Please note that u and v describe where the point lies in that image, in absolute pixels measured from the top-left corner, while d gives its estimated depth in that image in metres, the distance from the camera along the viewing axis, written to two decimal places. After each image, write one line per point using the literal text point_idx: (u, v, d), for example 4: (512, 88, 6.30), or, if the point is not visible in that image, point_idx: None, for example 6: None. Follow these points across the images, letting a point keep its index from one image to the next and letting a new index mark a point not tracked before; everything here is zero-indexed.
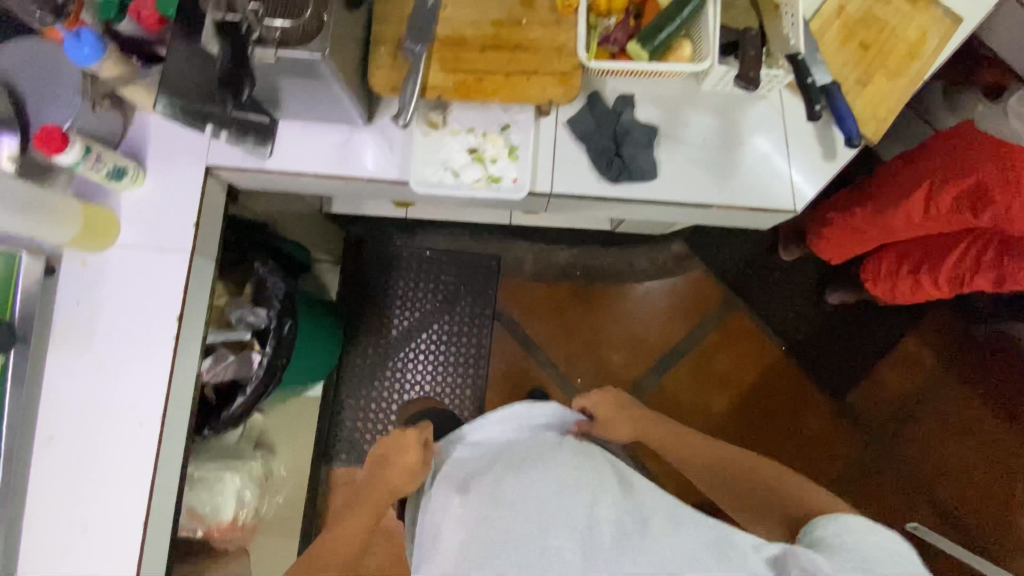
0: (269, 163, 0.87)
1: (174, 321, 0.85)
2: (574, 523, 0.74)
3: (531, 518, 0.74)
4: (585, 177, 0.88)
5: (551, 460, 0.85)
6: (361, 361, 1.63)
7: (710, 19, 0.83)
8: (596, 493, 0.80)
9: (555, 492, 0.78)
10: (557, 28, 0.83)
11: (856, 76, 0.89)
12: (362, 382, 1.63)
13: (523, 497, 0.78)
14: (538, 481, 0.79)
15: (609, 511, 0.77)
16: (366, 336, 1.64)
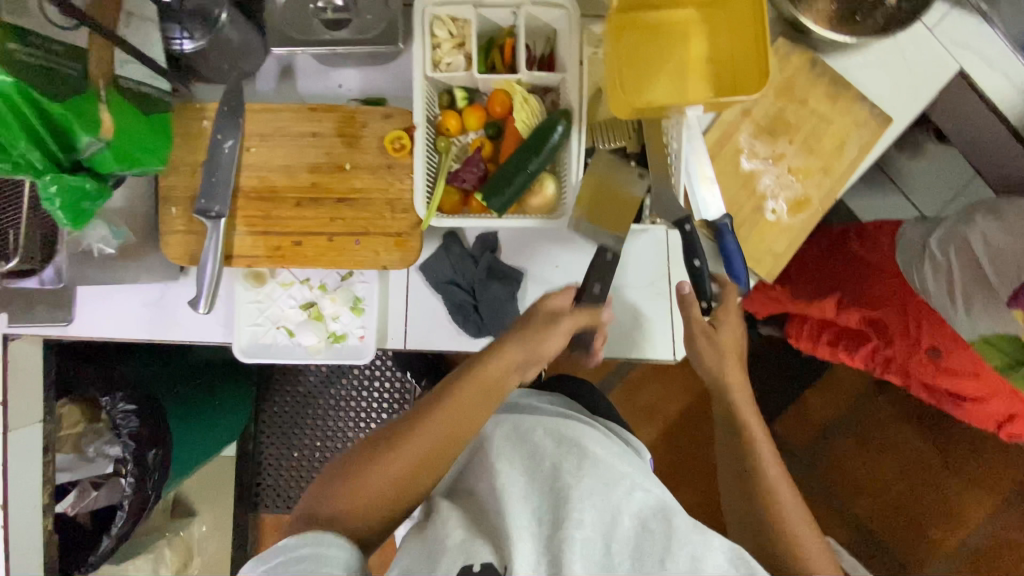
0: (71, 330, 0.74)
1: (0, 512, 0.79)
2: (587, 502, 0.49)
3: (512, 456, 0.56)
4: (440, 330, 0.78)
5: (574, 440, 0.58)
6: (279, 411, 1.44)
7: (573, 157, 0.69)
8: (610, 474, 0.53)
9: (575, 484, 0.51)
10: (389, 175, 0.68)
11: (755, 201, 0.77)
12: (277, 437, 1.45)
13: (525, 463, 0.55)
14: (531, 439, 0.58)
15: (627, 487, 0.52)
16: (281, 386, 1.44)
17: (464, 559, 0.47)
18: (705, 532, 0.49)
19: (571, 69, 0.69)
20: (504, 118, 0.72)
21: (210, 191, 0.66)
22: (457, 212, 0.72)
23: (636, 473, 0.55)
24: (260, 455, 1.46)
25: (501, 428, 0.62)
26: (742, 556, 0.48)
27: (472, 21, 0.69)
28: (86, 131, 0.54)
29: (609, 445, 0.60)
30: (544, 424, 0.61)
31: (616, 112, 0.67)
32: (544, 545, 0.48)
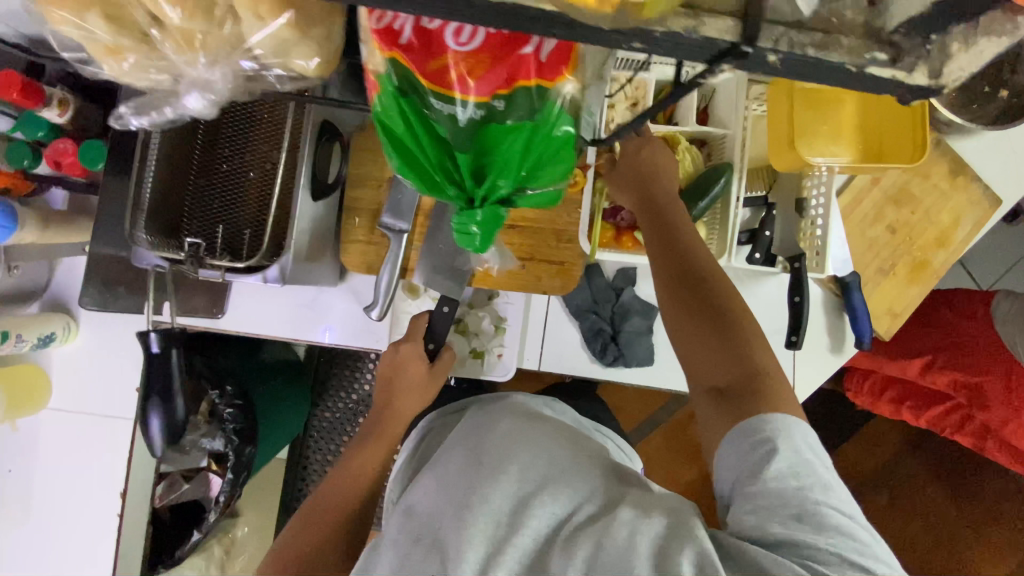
0: (223, 323, 0.76)
1: (117, 500, 0.77)
2: (492, 515, 0.50)
3: (472, 460, 0.57)
4: (575, 356, 0.81)
5: (533, 448, 0.57)
6: (329, 417, 1.35)
7: (731, 208, 0.73)
8: (568, 482, 0.53)
9: (518, 494, 0.52)
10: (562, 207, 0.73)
11: (877, 264, 0.83)
12: (331, 446, 1.36)
13: (471, 472, 0.56)
14: (497, 445, 0.58)
15: (578, 498, 0.51)
16: (334, 393, 1.34)
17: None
18: (644, 522, 0.46)
19: (736, 126, 0.73)
20: None
21: (397, 209, 0.67)
22: (609, 246, 0.76)
23: (590, 479, 0.54)
24: (306, 460, 1.37)
25: (468, 438, 0.62)
26: (687, 524, 0.46)
27: (641, 78, 0.72)
28: (546, 175, 0.43)
29: (582, 453, 0.59)
30: (509, 429, 0.61)
31: (777, 166, 0.75)
32: (484, 550, 0.48)
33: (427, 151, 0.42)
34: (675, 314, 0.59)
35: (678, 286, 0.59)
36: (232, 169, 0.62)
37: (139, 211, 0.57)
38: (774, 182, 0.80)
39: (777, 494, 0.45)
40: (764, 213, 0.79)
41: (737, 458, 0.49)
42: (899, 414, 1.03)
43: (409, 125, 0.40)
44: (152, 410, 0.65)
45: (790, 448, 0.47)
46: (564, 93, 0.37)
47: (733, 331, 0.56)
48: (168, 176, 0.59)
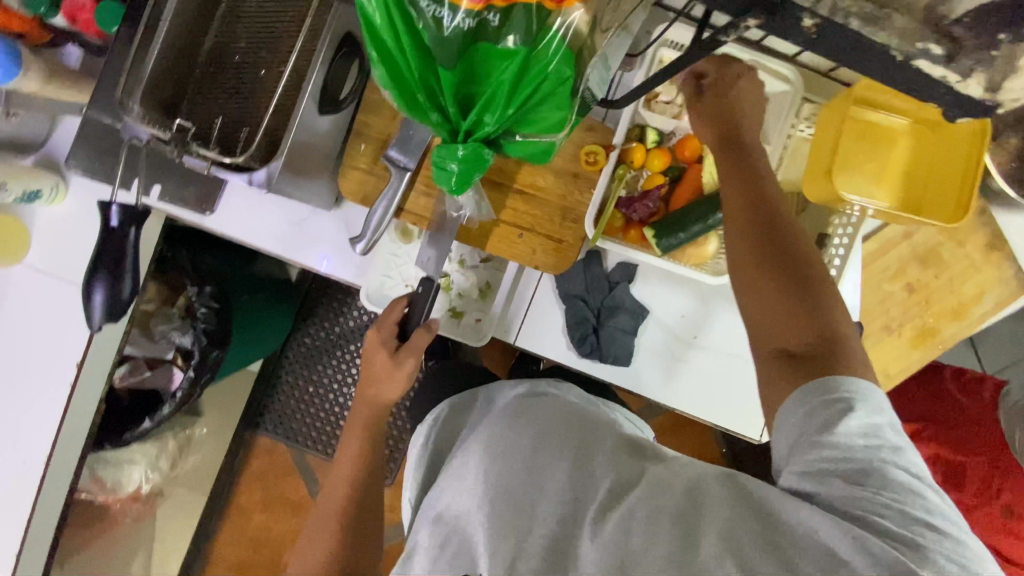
0: (210, 221, 0.74)
1: (74, 369, 0.77)
2: (510, 499, 0.53)
3: (489, 447, 0.58)
4: (554, 339, 0.78)
5: (545, 421, 0.59)
6: (309, 343, 1.33)
7: None
8: (583, 457, 0.54)
9: (534, 470, 0.54)
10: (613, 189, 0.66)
11: (885, 320, 0.79)
12: (302, 372, 1.34)
13: (498, 451, 0.57)
14: (516, 430, 0.59)
15: (595, 471, 0.52)
16: (318, 321, 1.32)
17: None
18: (665, 504, 0.46)
19: (777, 143, 0.69)
20: (690, 164, 0.73)
21: (405, 144, 0.65)
22: (614, 236, 0.73)
23: (604, 456, 0.54)
24: (277, 380, 1.35)
25: (489, 420, 0.63)
26: (700, 506, 0.45)
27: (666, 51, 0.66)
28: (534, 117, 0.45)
29: (592, 426, 0.59)
30: (527, 411, 0.61)
31: (808, 196, 0.69)
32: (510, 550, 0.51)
33: (414, 70, 0.42)
34: (754, 265, 0.52)
35: (759, 229, 0.53)
36: (242, 62, 0.59)
37: (136, 80, 0.54)
38: (803, 210, 0.73)
39: (842, 455, 0.41)
40: None
41: (801, 421, 0.44)
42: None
43: (395, 37, 0.41)
44: (97, 284, 0.63)
45: (867, 410, 0.42)
46: (569, 20, 0.39)
47: (811, 288, 0.50)
48: (174, 51, 0.56)
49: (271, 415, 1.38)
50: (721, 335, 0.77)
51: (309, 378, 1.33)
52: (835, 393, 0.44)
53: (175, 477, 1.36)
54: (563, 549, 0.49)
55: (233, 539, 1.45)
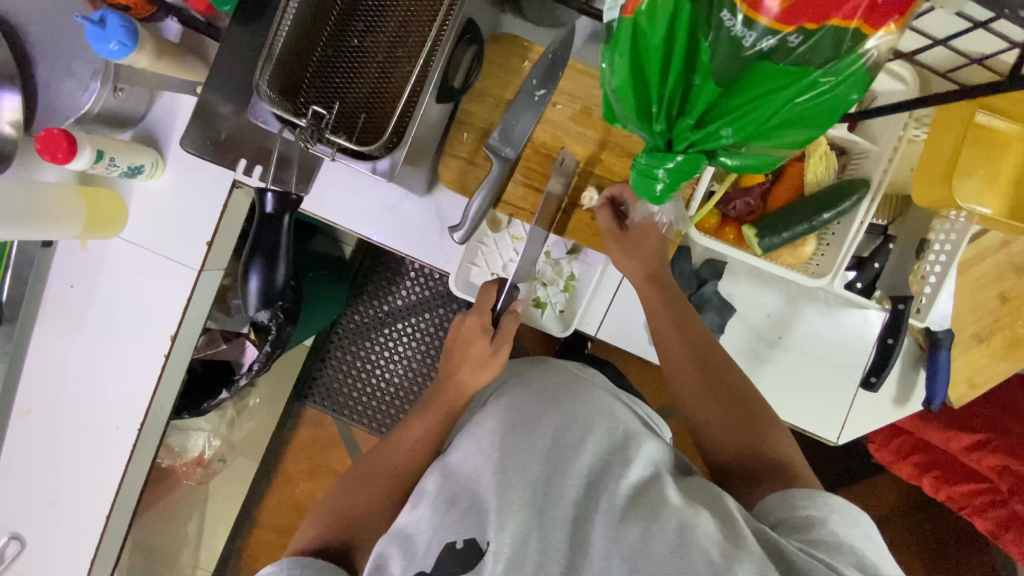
0: (304, 203, 0.75)
1: (166, 342, 0.79)
2: (530, 481, 0.52)
3: (511, 421, 0.59)
4: (635, 333, 0.78)
5: (571, 405, 0.60)
6: (359, 319, 1.32)
7: (851, 229, 0.68)
8: (606, 451, 0.55)
9: (556, 456, 0.54)
10: (630, 249, 0.67)
11: (974, 329, 0.77)
12: (349, 350, 1.33)
13: (523, 434, 0.57)
14: (540, 409, 0.59)
15: (618, 463, 0.54)
16: (368, 298, 1.31)
17: (450, 535, 0.52)
18: (692, 510, 0.48)
19: (887, 145, 0.68)
20: (790, 162, 0.72)
21: (507, 133, 0.65)
22: (708, 233, 0.72)
23: (630, 450, 0.56)
24: (326, 353, 1.35)
25: (511, 394, 0.64)
26: (733, 525, 0.47)
27: None
28: (777, 138, 0.43)
29: (620, 420, 0.60)
30: (554, 391, 0.63)
31: (917, 200, 0.69)
32: (524, 522, 0.50)
33: (670, 71, 0.42)
34: (708, 410, 0.64)
35: (706, 377, 0.64)
36: (360, 47, 0.59)
37: (267, 63, 0.54)
38: (900, 215, 0.74)
39: (831, 549, 0.46)
40: (878, 244, 0.75)
41: (779, 514, 0.51)
42: (916, 480, 1.00)
43: (666, 43, 0.42)
44: (252, 269, 0.62)
45: (843, 518, 0.48)
46: (875, 47, 0.39)
47: (754, 425, 0.62)
48: (297, 35, 0.55)
49: (315, 390, 1.37)
50: (804, 335, 0.77)
51: (357, 356, 1.33)
52: (808, 497, 0.51)
53: (232, 444, 1.40)
54: (578, 537, 0.49)
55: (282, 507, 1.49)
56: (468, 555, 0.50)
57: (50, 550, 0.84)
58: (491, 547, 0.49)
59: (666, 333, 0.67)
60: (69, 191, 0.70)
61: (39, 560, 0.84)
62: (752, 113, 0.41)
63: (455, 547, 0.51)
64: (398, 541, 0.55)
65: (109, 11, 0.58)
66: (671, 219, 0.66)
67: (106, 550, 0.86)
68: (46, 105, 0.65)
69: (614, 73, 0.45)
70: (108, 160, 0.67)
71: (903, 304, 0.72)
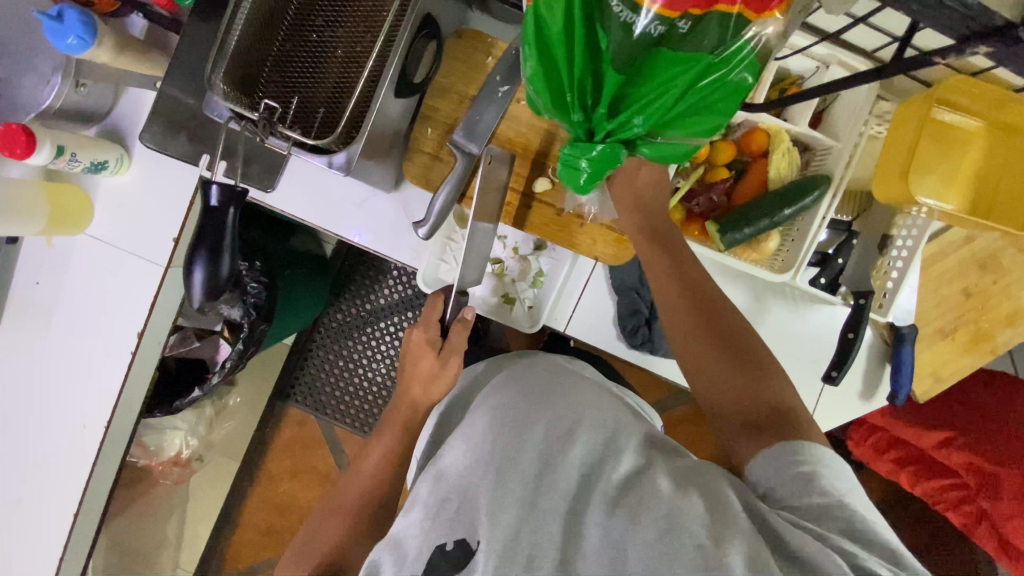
0: (271, 199, 0.75)
1: (134, 338, 0.78)
2: (522, 475, 0.51)
3: (500, 415, 0.57)
4: (604, 329, 0.79)
5: (563, 400, 0.59)
6: (340, 318, 1.32)
7: (813, 225, 0.69)
8: (597, 440, 0.55)
9: (548, 448, 0.53)
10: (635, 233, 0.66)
11: (939, 324, 0.78)
12: (331, 349, 1.33)
13: (514, 428, 0.56)
14: (530, 404, 0.59)
15: (611, 452, 0.53)
16: (350, 297, 1.31)
17: (439, 536, 0.50)
18: (683, 495, 0.46)
19: (848, 141, 0.68)
20: (755, 158, 0.73)
21: (469, 129, 0.65)
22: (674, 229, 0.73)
23: (624, 440, 0.55)
24: (309, 351, 1.34)
25: (500, 389, 0.63)
26: (722, 502, 0.45)
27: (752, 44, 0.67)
28: (685, 125, 0.47)
29: (612, 412, 0.59)
30: (544, 385, 0.62)
31: (879, 196, 0.69)
32: (516, 516, 0.49)
33: (576, 62, 0.44)
34: (703, 349, 0.58)
35: (704, 321, 0.59)
36: (319, 41, 0.59)
37: (220, 58, 0.54)
38: (864, 211, 0.75)
39: (819, 513, 0.43)
40: (842, 239, 0.75)
41: (771, 475, 0.48)
42: (894, 475, 1.02)
43: (568, 36, 0.43)
44: (196, 261, 0.59)
45: (834, 474, 0.45)
46: (763, 31, 0.40)
47: (753, 372, 0.55)
48: (255, 29, 0.55)
49: (297, 389, 1.38)
50: (770, 331, 0.77)
51: (339, 355, 1.33)
52: (798, 451, 0.47)
53: (210, 443, 1.39)
54: (570, 533, 0.48)
55: (262, 506, 1.48)
56: (458, 555, 0.49)
57: (16, 549, 0.83)
58: (484, 544, 0.48)
59: (660, 276, 0.63)
60: (32, 186, 0.70)
61: (6, 559, 0.83)
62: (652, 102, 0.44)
63: (445, 549, 0.49)
64: (388, 547, 0.52)
65: (66, 5, 0.58)
66: (597, 208, 0.68)
67: (73, 549, 0.85)
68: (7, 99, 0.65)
69: (526, 64, 0.46)
70: (67, 157, 0.66)
71: (866, 300, 0.72)
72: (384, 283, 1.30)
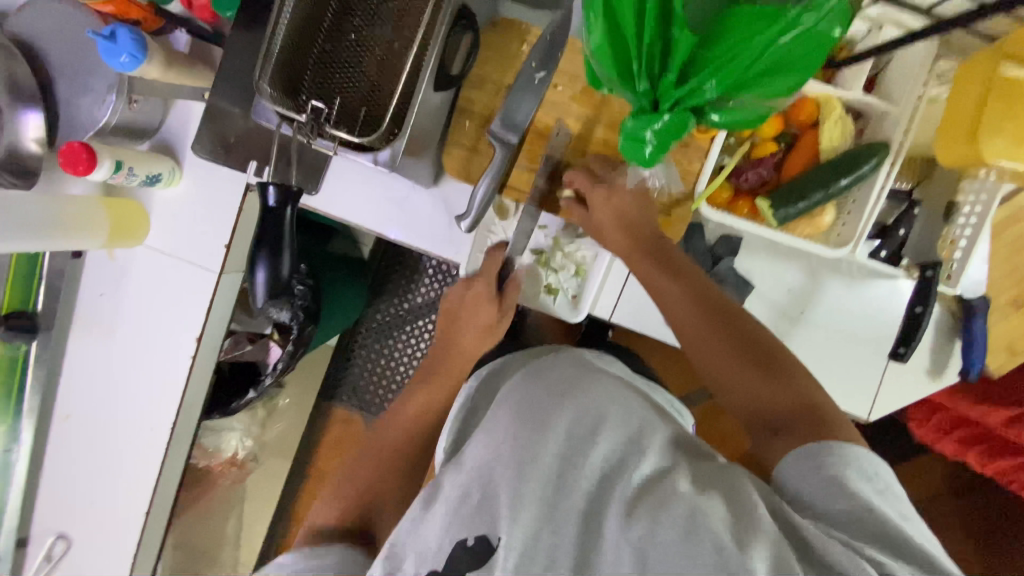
0: (316, 201, 0.76)
1: (193, 343, 0.81)
2: (544, 476, 0.51)
3: (525, 413, 0.58)
4: (652, 316, 0.77)
5: (583, 395, 0.58)
6: (379, 318, 1.33)
7: (872, 197, 0.66)
8: (621, 440, 0.53)
9: (571, 446, 0.53)
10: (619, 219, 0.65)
11: (1013, 294, 0.73)
12: (371, 349, 1.35)
13: (537, 428, 0.55)
14: (553, 402, 0.58)
15: (633, 453, 0.52)
16: (387, 297, 1.32)
17: (461, 533, 0.53)
18: (704, 501, 0.45)
19: (906, 103, 0.65)
20: (804, 129, 0.70)
21: (508, 119, 0.64)
22: (722, 207, 0.71)
23: (645, 440, 0.53)
24: (351, 352, 1.37)
25: (521, 387, 0.63)
26: (745, 507, 0.45)
27: None
28: (759, 85, 0.50)
29: (636, 409, 0.58)
30: (565, 382, 0.61)
31: (945, 161, 0.65)
32: (538, 511, 0.50)
33: (646, 29, 0.49)
34: (726, 358, 0.59)
35: (720, 329, 0.60)
36: (358, 41, 0.59)
37: (266, 61, 0.55)
38: (924, 179, 0.72)
39: (850, 516, 0.44)
40: (903, 210, 0.71)
41: (797, 477, 0.49)
42: (961, 455, 0.97)
43: (638, 14, 0.49)
44: (258, 262, 0.60)
45: (865, 478, 0.46)
46: None
47: (767, 358, 0.58)
48: (297, 33, 0.56)
49: (341, 390, 1.40)
50: (828, 308, 0.75)
51: (379, 356, 1.35)
52: (814, 446, 0.49)
53: (264, 443, 1.43)
54: (589, 533, 0.48)
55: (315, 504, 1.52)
56: (479, 552, 0.51)
57: (95, 547, 0.87)
58: (503, 543, 0.49)
59: (655, 283, 0.63)
60: (93, 202, 0.72)
61: (86, 558, 0.88)
62: (726, 61, 0.48)
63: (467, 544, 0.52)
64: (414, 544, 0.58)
65: (118, 24, 0.60)
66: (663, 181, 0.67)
67: (147, 546, 0.89)
68: (67, 119, 0.68)
69: (594, 35, 0.50)
70: (125, 172, 0.69)
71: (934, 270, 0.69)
72: (419, 284, 1.30)
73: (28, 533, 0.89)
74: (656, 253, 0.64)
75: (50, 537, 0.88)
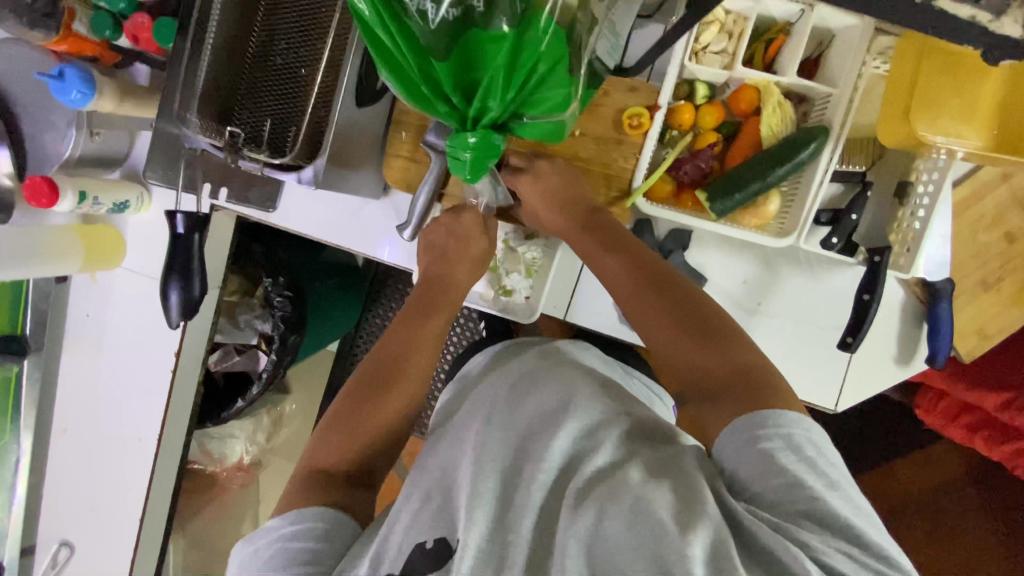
0: (274, 218, 0.79)
1: (172, 357, 0.86)
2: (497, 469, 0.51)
3: (484, 407, 0.59)
4: (606, 313, 0.77)
5: (541, 386, 0.59)
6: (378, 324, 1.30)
7: (813, 183, 0.64)
8: (580, 429, 0.53)
9: (521, 437, 0.53)
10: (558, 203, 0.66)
11: (981, 275, 0.70)
12: None
13: (492, 421, 0.56)
14: (510, 396, 0.58)
15: (589, 443, 0.52)
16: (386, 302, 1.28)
17: (421, 536, 0.51)
18: (653, 491, 0.45)
19: (844, 85, 0.63)
20: (746, 117, 0.68)
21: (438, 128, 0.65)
22: (665, 202, 0.70)
23: (604, 429, 0.53)
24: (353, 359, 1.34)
25: (487, 381, 0.64)
26: (693, 493, 0.45)
27: None
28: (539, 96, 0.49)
29: (601, 396, 0.58)
30: (523, 373, 0.62)
31: (883, 140, 0.63)
32: (494, 509, 0.48)
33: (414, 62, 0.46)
34: (664, 326, 0.59)
35: (659, 297, 0.60)
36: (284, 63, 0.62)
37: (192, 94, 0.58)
38: (879, 159, 0.69)
39: (781, 494, 0.44)
40: (856, 193, 0.69)
41: (731, 452, 0.48)
42: (969, 442, 0.91)
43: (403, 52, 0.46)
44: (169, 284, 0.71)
45: (796, 450, 0.46)
46: None
47: (707, 325, 0.57)
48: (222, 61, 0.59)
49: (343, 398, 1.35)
50: (786, 299, 0.73)
51: None
52: (749, 416, 0.49)
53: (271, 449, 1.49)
54: (543, 527, 0.47)
55: None
56: (438, 554, 0.49)
57: (96, 552, 0.93)
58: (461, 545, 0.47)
59: (599, 257, 0.64)
60: (67, 230, 0.78)
61: (87, 563, 0.94)
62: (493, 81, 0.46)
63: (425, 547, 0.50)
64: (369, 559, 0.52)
65: (65, 64, 0.64)
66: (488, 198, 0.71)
67: (144, 550, 0.94)
68: (35, 156, 0.73)
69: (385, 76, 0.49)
70: (91, 201, 0.73)
71: (882, 256, 0.67)
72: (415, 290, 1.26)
73: (35, 540, 0.96)
74: (593, 227, 0.65)
75: (54, 544, 0.94)
